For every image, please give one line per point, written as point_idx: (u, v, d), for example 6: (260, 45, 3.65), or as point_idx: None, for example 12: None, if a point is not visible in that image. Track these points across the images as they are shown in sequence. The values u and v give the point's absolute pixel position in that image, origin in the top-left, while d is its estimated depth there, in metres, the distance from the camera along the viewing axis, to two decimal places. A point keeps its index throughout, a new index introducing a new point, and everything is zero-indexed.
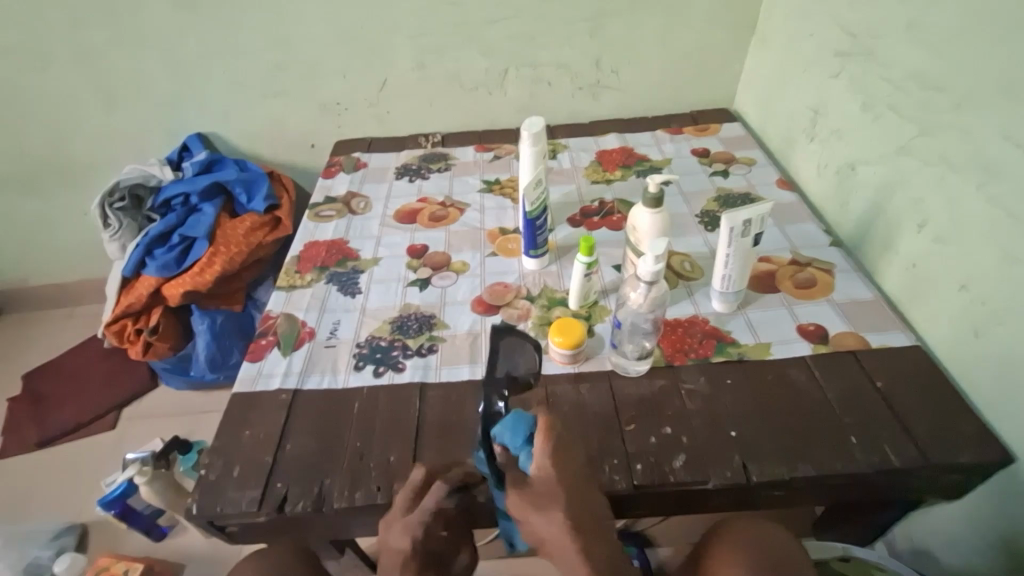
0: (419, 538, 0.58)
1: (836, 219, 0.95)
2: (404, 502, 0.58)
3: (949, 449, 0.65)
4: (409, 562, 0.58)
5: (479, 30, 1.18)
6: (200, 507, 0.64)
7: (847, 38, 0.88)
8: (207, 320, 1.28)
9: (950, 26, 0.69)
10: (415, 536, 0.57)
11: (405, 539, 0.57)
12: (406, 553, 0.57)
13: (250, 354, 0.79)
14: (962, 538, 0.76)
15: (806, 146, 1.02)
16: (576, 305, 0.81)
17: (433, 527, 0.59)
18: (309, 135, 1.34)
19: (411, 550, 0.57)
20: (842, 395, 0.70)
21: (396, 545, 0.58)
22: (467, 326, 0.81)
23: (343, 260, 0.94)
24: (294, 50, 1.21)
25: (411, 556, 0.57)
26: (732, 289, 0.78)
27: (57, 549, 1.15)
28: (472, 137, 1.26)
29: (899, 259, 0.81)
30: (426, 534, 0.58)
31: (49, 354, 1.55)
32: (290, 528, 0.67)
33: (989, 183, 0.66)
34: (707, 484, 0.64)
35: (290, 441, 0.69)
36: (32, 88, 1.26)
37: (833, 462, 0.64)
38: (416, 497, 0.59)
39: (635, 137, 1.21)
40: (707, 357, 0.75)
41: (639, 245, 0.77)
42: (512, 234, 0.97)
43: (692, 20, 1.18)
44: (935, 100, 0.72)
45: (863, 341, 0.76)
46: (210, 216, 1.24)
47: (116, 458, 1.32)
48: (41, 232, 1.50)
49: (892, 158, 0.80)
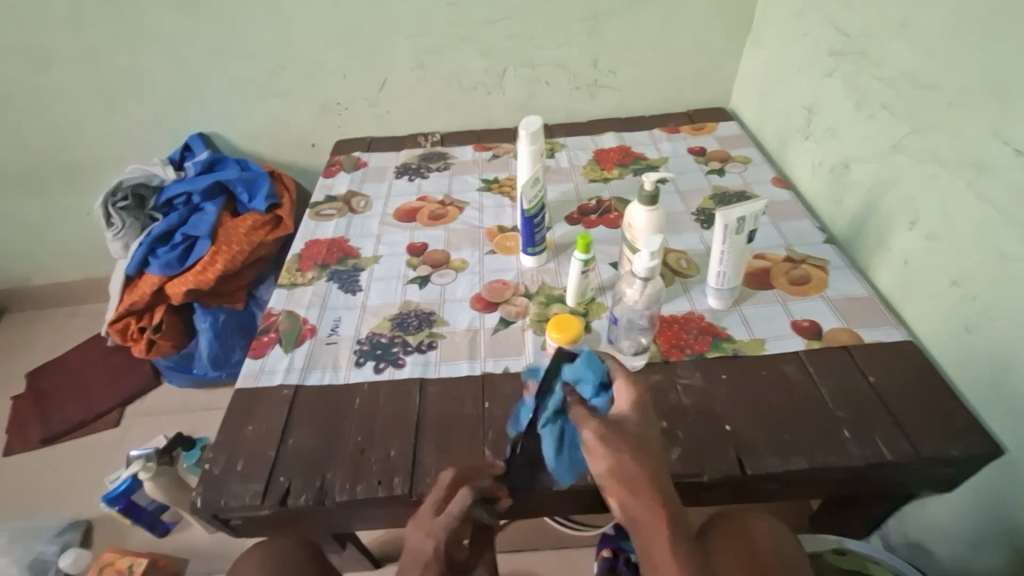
0: (442, 542, 0.60)
1: (830, 217, 0.96)
2: (432, 504, 0.61)
3: (940, 443, 0.66)
4: (431, 564, 0.59)
5: (477, 30, 1.19)
6: (204, 501, 0.65)
7: (841, 37, 0.89)
8: (209, 319, 1.30)
9: (941, 25, 0.70)
10: (438, 541, 0.59)
11: (428, 543, 0.60)
12: (430, 557, 0.59)
13: (252, 351, 0.80)
14: (954, 532, 0.77)
15: (802, 145, 1.03)
16: (573, 302, 0.82)
17: (456, 536, 0.61)
18: (310, 135, 1.35)
19: (435, 552, 0.60)
20: (836, 389, 0.71)
21: (420, 547, 0.60)
22: (467, 323, 0.82)
23: (343, 258, 0.95)
24: (294, 51, 1.22)
25: (435, 557, 0.59)
26: (727, 286, 0.79)
27: (62, 545, 1.17)
28: (471, 136, 1.27)
29: (891, 256, 0.82)
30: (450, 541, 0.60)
31: (52, 352, 1.56)
32: (292, 521, 0.68)
33: (979, 180, 0.67)
34: (702, 476, 0.65)
35: (292, 435, 0.70)
36: (35, 89, 1.27)
37: (826, 456, 0.65)
38: (443, 501, 0.61)
39: (633, 136, 1.22)
40: (703, 352, 0.76)
41: (635, 242, 0.78)
42: (511, 232, 0.98)
43: (689, 20, 1.19)
44: (927, 98, 0.73)
45: (855, 336, 0.77)
46: (212, 215, 1.25)
47: (120, 455, 1.33)
48: (44, 232, 1.51)
49: (885, 156, 0.81)
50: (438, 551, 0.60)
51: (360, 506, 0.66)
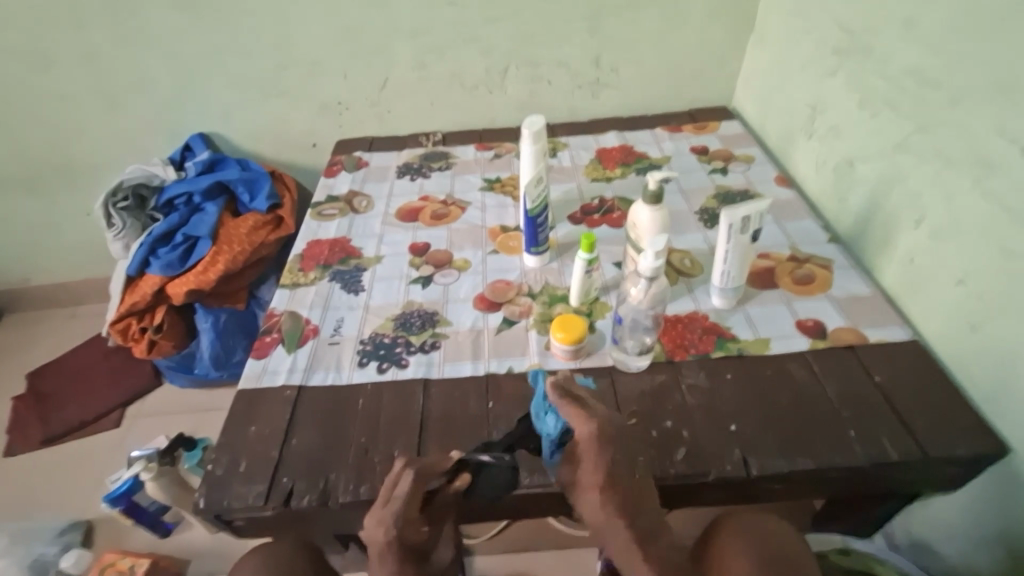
0: (393, 528, 0.55)
1: (835, 215, 0.95)
2: (388, 499, 0.56)
3: (948, 442, 0.66)
4: (386, 553, 0.56)
5: (478, 29, 1.19)
6: (207, 502, 0.65)
7: (845, 35, 0.89)
8: (210, 319, 1.30)
9: (946, 24, 0.70)
10: (389, 529, 0.55)
11: (380, 531, 0.56)
12: (385, 543, 0.56)
13: (255, 352, 0.80)
14: (961, 531, 0.77)
15: (805, 144, 1.02)
16: (576, 302, 0.82)
17: (410, 521, 0.57)
18: (311, 135, 1.35)
19: (388, 542, 0.56)
20: (840, 389, 0.71)
21: (373, 536, 0.56)
22: (470, 322, 0.82)
23: (345, 259, 0.95)
24: (295, 50, 1.22)
25: (388, 547, 0.56)
26: (731, 285, 0.79)
27: (63, 546, 1.16)
28: (472, 136, 1.26)
29: (897, 255, 0.81)
30: (403, 529, 0.56)
31: (53, 353, 1.56)
32: (297, 522, 0.67)
33: (985, 178, 0.67)
34: (708, 476, 0.65)
35: (296, 436, 0.70)
36: (35, 90, 1.27)
37: (831, 455, 0.65)
38: (393, 488, 0.57)
39: (635, 135, 1.22)
40: (707, 352, 0.76)
41: (640, 242, 0.78)
42: (513, 232, 0.98)
43: (691, 18, 1.19)
44: (932, 97, 0.73)
45: (860, 336, 0.77)
46: (213, 215, 1.25)
47: (121, 455, 1.33)
48: (44, 233, 1.51)
49: (890, 155, 0.81)
50: (396, 544, 0.56)
51: (363, 507, 0.65)
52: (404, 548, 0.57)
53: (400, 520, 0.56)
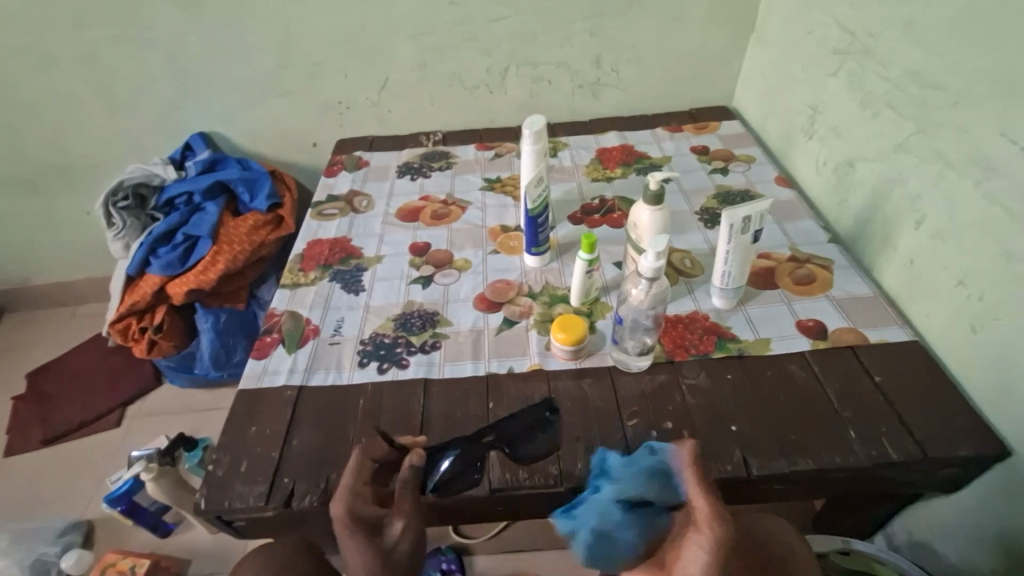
0: (347, 498, 0.55)
1: (835, 216, 0.95)
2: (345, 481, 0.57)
3: (948, 444, 0.66)
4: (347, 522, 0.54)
5: (478, 29, 1.19)
6: (208, 502, 0.65)
7: (846, 35, 0.89)
8: (210, 319, 1.29)
9: (947, 25, 0.70)
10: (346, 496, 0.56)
11: (338, 506, 0.55)
12: (343, 515, 0.54)
13: (255, 352, 0.80)
14: (961, 533, 0.77)
15: (806, 144, 1.02)
16: (576, 302, 0.82)
17: (363, 495, 0.56)
18: (311, 135, 1.35)
19: (340, 511, 0.54)
20: (842, 390, 0.71)
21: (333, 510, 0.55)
22: (470, 323, 0.82)
23: (346, 259, 0.95)
24: (295, 50, 1.22)
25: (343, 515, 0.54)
26: (731, 285, 0.79)
27: (64, 546, 1.16)
28: (473, 135, 1.26)
29: (897, 256, 0.81)
30: (355, 501, 0.55)
31: (54, 352, 1.56)
32: (297, 522, 0.68)
33: (986, 180, 0.67)
34: (708, 477, 0.65)
35: (297, 436, 0.70)
36: (34, 89, 1.27)
37: (831, 456, 0.65)
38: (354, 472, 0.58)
39: (636, 135, 1.21)
40: (708, 353, 0.76)
41: (640, 243, 0.78)
42: (514, 232, 0.98)
43: (691, 18, 1.19)
44: (933, 98, 0.73)
45: (861, 336, 0.77)
46: (212, 215, 1.25)
47: (121, 455, 1.33)
48: (45, 232, 1.51)
49: (891, 155, 0.81)
50: (350, 508, 0.54)
51: None
52: (360, 517, 0.54)
53: (352, 493, 0.56)
